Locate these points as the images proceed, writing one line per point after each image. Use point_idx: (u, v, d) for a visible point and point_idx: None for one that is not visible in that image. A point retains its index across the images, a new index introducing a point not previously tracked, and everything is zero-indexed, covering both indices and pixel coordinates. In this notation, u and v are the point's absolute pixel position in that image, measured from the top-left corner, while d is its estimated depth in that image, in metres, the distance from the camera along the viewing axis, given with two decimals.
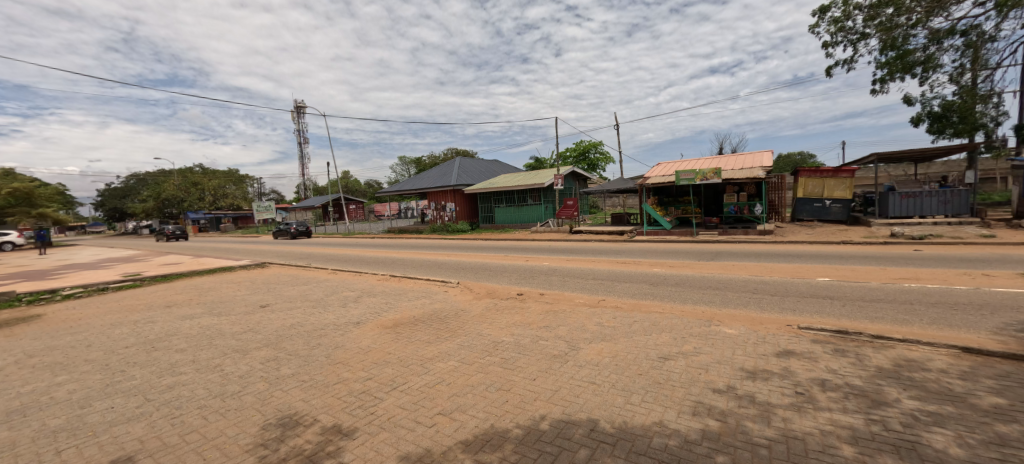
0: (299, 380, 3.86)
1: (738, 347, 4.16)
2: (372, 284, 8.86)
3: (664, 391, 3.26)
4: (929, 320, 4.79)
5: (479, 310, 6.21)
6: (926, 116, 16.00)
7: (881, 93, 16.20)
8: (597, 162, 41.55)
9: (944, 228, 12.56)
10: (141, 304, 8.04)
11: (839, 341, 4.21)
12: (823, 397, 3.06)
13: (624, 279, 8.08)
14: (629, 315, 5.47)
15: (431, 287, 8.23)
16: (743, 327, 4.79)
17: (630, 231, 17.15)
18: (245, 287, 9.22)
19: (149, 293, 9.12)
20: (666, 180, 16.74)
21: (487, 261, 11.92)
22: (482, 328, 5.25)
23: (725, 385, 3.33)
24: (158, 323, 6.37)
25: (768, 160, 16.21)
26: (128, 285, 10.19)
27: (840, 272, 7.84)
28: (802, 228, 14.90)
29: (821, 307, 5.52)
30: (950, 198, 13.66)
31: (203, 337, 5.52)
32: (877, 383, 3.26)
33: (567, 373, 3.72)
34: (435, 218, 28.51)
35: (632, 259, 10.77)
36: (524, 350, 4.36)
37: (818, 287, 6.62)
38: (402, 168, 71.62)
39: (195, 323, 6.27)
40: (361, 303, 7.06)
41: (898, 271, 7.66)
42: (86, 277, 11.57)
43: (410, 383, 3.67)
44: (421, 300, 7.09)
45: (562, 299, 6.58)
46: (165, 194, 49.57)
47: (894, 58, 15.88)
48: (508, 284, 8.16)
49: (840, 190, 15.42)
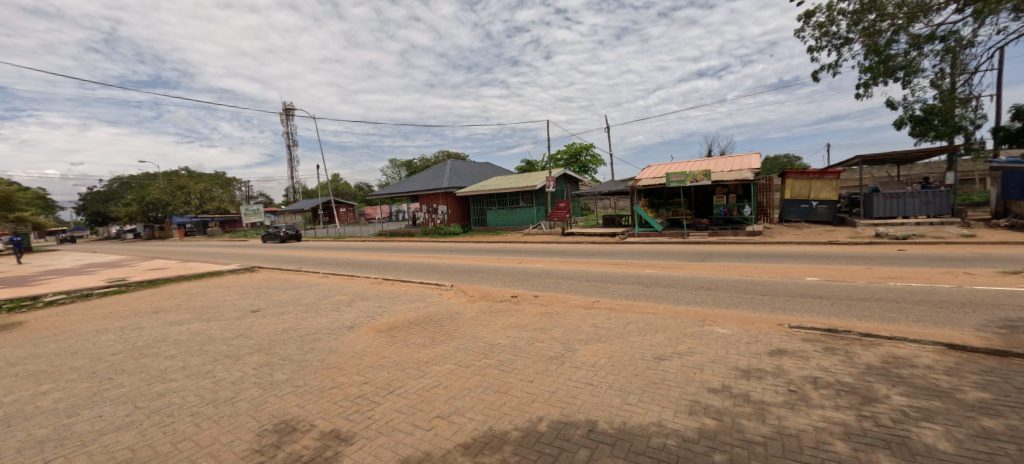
0: (294, 386, 3.81)
1: (731, 347, 4.21)
2: (364, 288, 8.78)
3: (662, 390, 3.30)
4: (914, 318, 4.90)
5: (473, 313, 6.19)
6: (908, 119, 16.41)
7: (866, 97, 16.52)
8: (589, 165, 41.90)
9: (926, 228, 12.82)
10: (127, 310, 7.85)
11: (830, 339, 4.27)
12: (815, 395, 3.13)
13: (617, 280, 8.14)
14: (623, 316, 5.51)
15: (425, 290, 8.20)
16: (735, 326, 4.83)
17: (622, 233, 17.20)
18: (235, 292, 9.09)
19: (134, 298, 8.92)
20: (656, 182, 16.83)
21: (481, 264, 11.87)
22: (477, 331, 5.24)
23: (720, 385, 3.38)
24: (146, 330, 6.24)
25: (756, 162, 16.46)
26: (114, 291, 9.99)
27: (828, 271, 8.00)
28: (790, 229, 15.09)
29: (810, 306, 5.60)
30: (931, 198, 13.87)
31: (193, 343, 5.40)
32: (867, 380, 3.35)
33: (564, 374, 3.75)
34: (426, 221, 28.22)
35: (626, 261, 10.79)
36: (521, 352, 4.36)
37: (806, 286, 6.76)
38: (395, 172, 71.16)
39: (184, 329, 6.15)
40: (354, 307, 7.01)
41: (883, 270, 7.83)
42: (68, 283, 11.26)
43: (406, 387, 3.65)
44: (416, 304, 7.04)
45: (556, 301, 6.61)
46: (150, 197, 48.13)
47: (877, 63, 16.28)
48: (502, 287, 8.16)
49: (826, 191, 15.63)
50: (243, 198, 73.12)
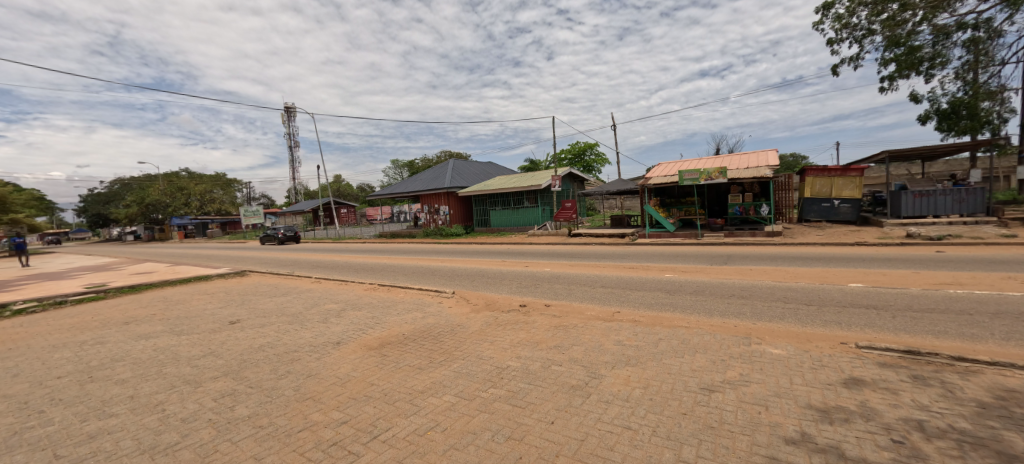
0: (256, 426, 3.06)
1: (794, 374, 3.44)
2: (357, 295, 8.04)
3: (724, 440, 2.53)
4: (1002, 335, 4.10)
5: (477, 326, 5.41)
6: (934, 113, 15.58)
7: (890, 91, 15.67)
8: (593, 164, 41.18)
9: (961, 228, 11.96)
10: (96, 320, 7.11)
11: (912, 364, 3.49)
12: (931, 449, 2.37)
13: (636, 287, 7.33)
14: (652, 331, 4.73)
15: (423, 297, 7.44)
16: (789, 344, 4.05)
17: (632, 234, 16.43)
18: (218, 299, 8.35)
19: (110, 307, 8.19)
20: (668, 180, 16.05)
21: (484, 267, 11.13)
22: (482, 349, 4.48)
23: (797, 432, 2.60)
24: (107, 346, 5.49)
25: (773, 159, 15.65)
26: (91, 298, 9.27)
27: (871, 276, 7.19)
28: (811, 229, 14.24)
29: (869, 319, 4.80)
30: (964, 196, 13.00)
31: (153, 363, 4.65)
32: (988, 426, 2.58)
33: (592, 412, 2.97)
34: (428, 221, 27.48)
35: (641, 264, 10.00)
36: (536, 380, 3.60)
37: (854, 294, 5.96)
38: (396, 173, 70.62)
39: (149, 345, 5.39)
40: (344, 318, 6.25)
41: (934, 274, 7.01)
42: (45, 288, 10.57)
43: (394, 430, 2.89)
44: (412, 314, 6.27)
45: (570, 312, 5.82)
46: (150, 199, 47.58)
47: (901, 55, 15.48)
48: (509, 294, 7.40)
49: (849, 189, 14.79)
50: (245, 199, 72.88)
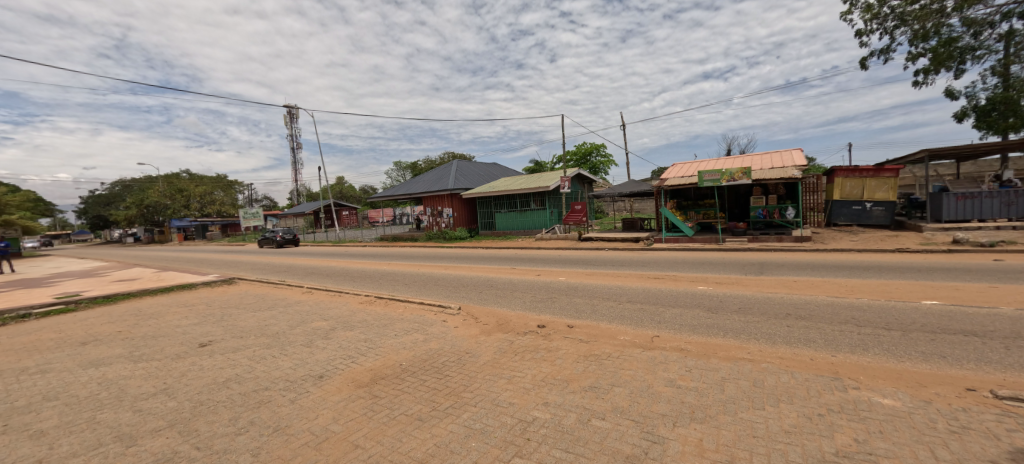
0: None
1: (935, 442, 2.49)
2: (350, 310, 7.12)
3: None
4: None
5: (490, 354, 4.49)
6: (972, 110, 14.58)
7: (924, 86, 14.66)
8: (600, 165, 40.21)
9: (1012, 233, 10.94)
10: (51, 339, 6.21)
11: None
12: None
13: (670, 302, 6.34)
14: (710, 367, 3.78)
15: (424, 314, 6.49)
16: (900, 392, 3.12)
17: (647, 238, 15.47)
18: (196, 313, 7.45)
19: (74, 322, 7.30)
20: (686, 181, 15.08)
21: (492, 276, 10.19)
22: (499, 391, 3.55)
23: None
24: (47, 376, 4.58)
25: (799, 159, 14.68)
26: (59, 310, 8.40)
27: (942, 291, 6.22)
28: (842, 234, 13.24)
29: (981, 352, 3.85)
30: (1013, 199, 12.01)
31: (90, 405, 3.72)
32: None
33: None
34: (431, 224, 26.57)
35: (667, 273, 9.03)
36: (576, 444, 2.67)
37: (938, 315, 5.00)
38: (399, 175, 69.84)
39: (95, 377, 4.47)
40: (332, 341, 5.33)
41: (1019, 290, 6.03)
42: (14, 298, 9.69)
43: None
44: (411, 337, 5.34)
45: (601, 336, 4.87)
46: (149, 200, 47.06)
47: (936, 48, 14.49)
48: (523, 310, 6.44)
49: (882, 191, 13.78)
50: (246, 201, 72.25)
